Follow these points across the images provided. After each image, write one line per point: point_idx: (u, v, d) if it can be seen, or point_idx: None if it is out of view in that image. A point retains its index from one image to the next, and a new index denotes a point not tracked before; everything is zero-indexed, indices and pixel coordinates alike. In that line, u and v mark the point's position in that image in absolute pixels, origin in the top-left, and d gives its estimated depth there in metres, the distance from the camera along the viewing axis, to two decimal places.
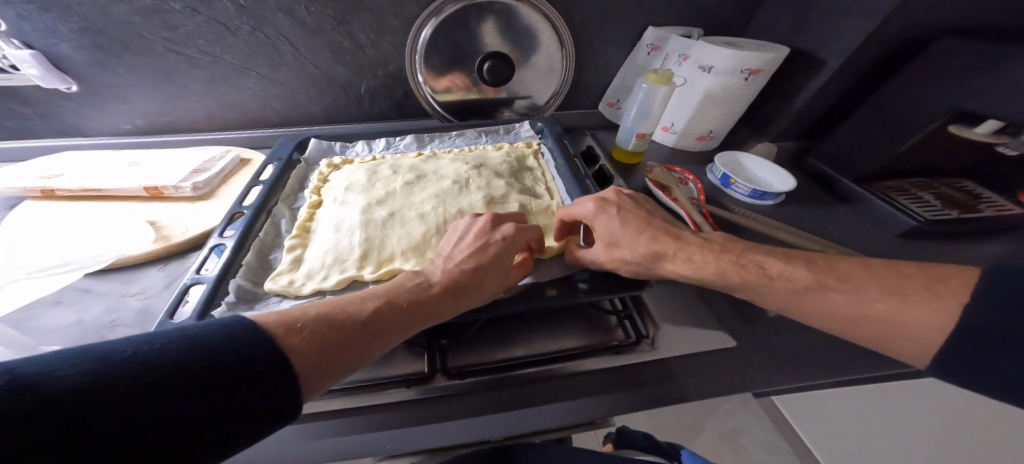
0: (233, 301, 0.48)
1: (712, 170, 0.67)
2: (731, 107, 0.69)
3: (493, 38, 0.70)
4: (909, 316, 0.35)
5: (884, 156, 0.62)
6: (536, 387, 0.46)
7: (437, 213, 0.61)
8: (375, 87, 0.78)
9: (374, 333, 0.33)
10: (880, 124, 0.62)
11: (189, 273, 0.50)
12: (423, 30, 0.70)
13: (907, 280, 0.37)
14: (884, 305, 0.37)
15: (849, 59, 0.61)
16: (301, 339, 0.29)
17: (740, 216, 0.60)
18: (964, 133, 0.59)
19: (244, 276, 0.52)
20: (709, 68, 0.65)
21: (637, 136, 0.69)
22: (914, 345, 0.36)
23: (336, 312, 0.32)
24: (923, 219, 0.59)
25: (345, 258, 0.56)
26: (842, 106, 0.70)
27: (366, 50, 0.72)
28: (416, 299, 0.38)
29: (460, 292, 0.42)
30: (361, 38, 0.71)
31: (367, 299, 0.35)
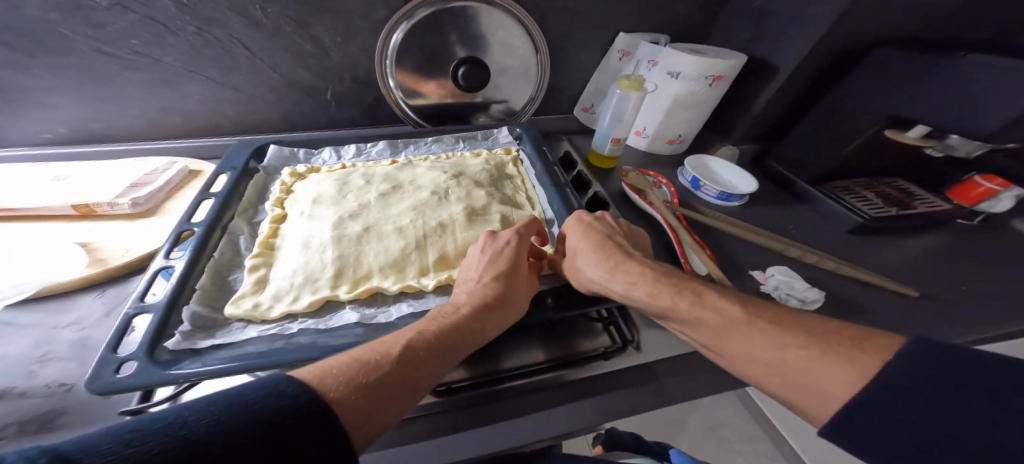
0: (188, 330, 0.44)
1: (682, 173, 0.70)
2: (698, 112, 0.72)
3: (467, 43, 0.69)
4: (830, 361, 0.32)
5: (834, 159, 0.67)
6: (524, 399, 0.45)
7: (415, 226, 0.59)
8: (343, 92, 0.74)
9: (421, 357, 0.35)
10: (829, 128, 0.67)
11: (131, 302, 0.43)
12: (394, 34, 0.67)
13: (851, 336, 0.33)
14: (812, 349, 0.33)
15: (802, 67, 0.65)
16: (352, 382, 0.30)
17: (710, 217, 0.62)
18: (898, 137, 0.63)
19: (199, 301, 0.47)
20: (676, 74, 0.67)
21: (611, 140, 0.70)
22: (820, 391, 0.32)
23: (372, 353, 0.33)
24: (868, 216, 0.63)
25: (318, 277, 0.54)
26: (797, 111, 0.74)
27: (331, 53, 0.68)
28: (452, 326, 0.39)
29: (491, 310, 0.43)
30: (326, 41, 0.67)
31: (403, 334, 0.36)
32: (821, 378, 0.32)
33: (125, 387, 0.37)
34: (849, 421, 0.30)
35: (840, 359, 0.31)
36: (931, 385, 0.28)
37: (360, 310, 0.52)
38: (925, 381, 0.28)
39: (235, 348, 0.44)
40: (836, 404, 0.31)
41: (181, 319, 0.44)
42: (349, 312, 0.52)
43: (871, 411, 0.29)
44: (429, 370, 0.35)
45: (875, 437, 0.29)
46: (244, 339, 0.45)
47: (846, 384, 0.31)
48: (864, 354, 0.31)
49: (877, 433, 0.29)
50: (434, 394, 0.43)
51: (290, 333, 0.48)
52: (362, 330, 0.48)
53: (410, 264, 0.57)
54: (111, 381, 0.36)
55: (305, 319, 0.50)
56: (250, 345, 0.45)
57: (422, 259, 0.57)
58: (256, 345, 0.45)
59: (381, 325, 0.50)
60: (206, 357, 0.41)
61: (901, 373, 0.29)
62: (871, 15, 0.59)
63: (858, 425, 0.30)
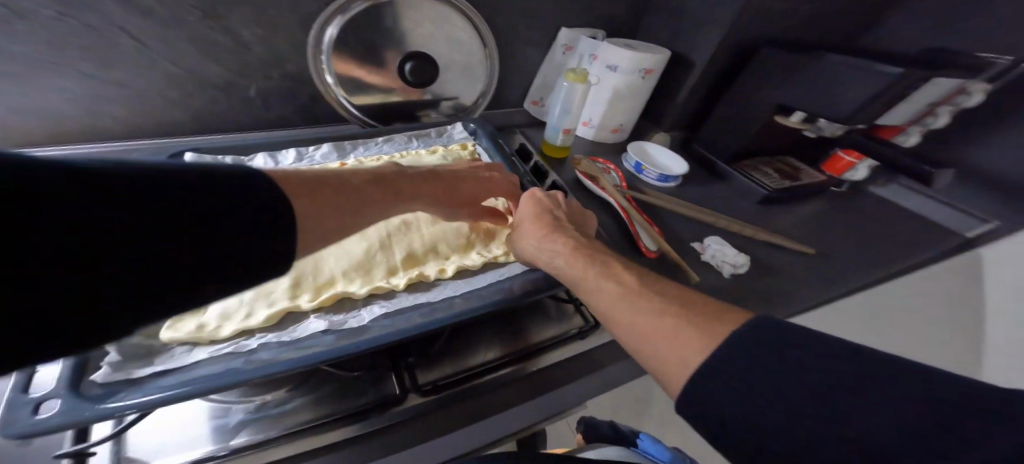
0: (118, 360, 0.38)
1: (627, 159, 0.76)
2: (636, 104, 0.79)
3: (411, 38, 0.68)
4: (767, 360, 0.28)
5: (742, 145, 0.76)
6: (509, 388, 0.47)
7: (376, 227, 0.57)
8: (271, 90, 0.68)
9: (344, 204, 0.37)
10: (734, 115, 0.76)
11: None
12: (328, 27, 0.63)
13: (801, 335, 0.28)
14: (747, 342, 0.29)
15: (711, 60, 0.75)
16: (284, 177, 0.33)
17: (654, 197, 0.68)
18: (783, 121, 0.72)
19: (126, 330, 0.40)
20: (615, 67, 0.74)
21: (563, 132, 0.76)
22: (720, 390, 0.28)
23: (276, 181, 0.32)
24: (770, 189, 0.71)
25: (272, 290, 0.49)
26: (713, 100, 0.85)
27: (251, 47, 0.62)
28: (366, 192, 0.40)
29: (410, 191, 0.45)
30: (243, 33, 0.60)
31: (310, 175, 0.36)
32: (756, 382, 0.27)
33: (50, 429, 0.30)
34: (735, 422, 0.27)
35: (784, 360, 0.27)
36: (865, 383, 0.25)
37: (327, 318, 0.48)
38: (843, 390, 0.25)
39: (183, 374, 0.39)
40: (738, 398, 0.27)
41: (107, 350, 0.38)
42: (315, 321, 0.47)
43: (802, 428, 0.25)
44: (323, 217, 0.34)
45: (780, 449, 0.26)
46: (191, 364, 0.40)
47: (768, 381, 0.27)
48: (809, 352, 0.27)
49: (767, 429, 0.26)
50: (421, 394, 0.43)
51: (249, 350, 0.43)
52: (333, 338, 0.44)
53: (375, 265, 0.54)
54: (33, 423, 0.30)
55: (264, 333, 0.45)
56: (200, 369, 0.40)
57: (389, 259, 0.55)
58: (209, 368, 0.40)
59: (352, 328, 0.46)
60: (151, 385, 0.36)
61: (836, 376, 0.26)
62: (763, 15, 0.70)
63: (772, 431, 0.26)
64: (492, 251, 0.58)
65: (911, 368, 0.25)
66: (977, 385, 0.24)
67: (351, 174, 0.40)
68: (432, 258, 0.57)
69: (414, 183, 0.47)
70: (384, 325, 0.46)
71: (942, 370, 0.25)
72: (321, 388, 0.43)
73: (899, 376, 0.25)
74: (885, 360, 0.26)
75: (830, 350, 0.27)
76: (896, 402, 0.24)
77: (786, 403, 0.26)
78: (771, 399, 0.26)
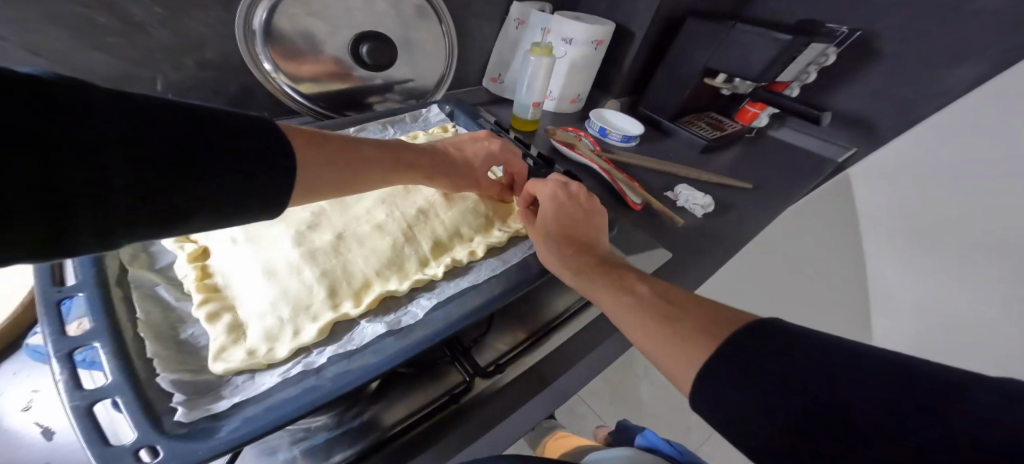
0: (187, 398, 0.36)
1: (589, 124, 0.84)
2: (589, 73, 0.87)
3: (357, 16, 0.62)
4: (775, 354, 0.27)
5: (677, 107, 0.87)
6: (558, 350, 0.53)
7: (395, 220, 0.54)
8: (183, 81, 0.59)
9: (335, 163, 0.38)
10: (667, 79, 0.86)
11: (64, 395, 0.31)
12: (255, 12, 0.56)
13: (827, 345, 0.27)
14: (754, 342, 0.28)
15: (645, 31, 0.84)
16: (313, 140, 0.37)
17: (624, 157, 0.76)
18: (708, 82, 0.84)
19: (169, 369, 0.37)
20: (570, 40, 0.80)
21: (532, 105, 0.80)
22: (723, 378, 0.28)
23: (308, 138, 0.37)
24: (709, 139, 0.84)
25: (308, 303, 0.44)
26: (651, 66, 0.94)
27: (149, 30, 0.52)
28: (366, 157, 0.43)
29: (407, 160, 0.48)
30: (133, 12, 0.50)
31: (331, 141, 0.40)
32: (758, 366, 0.27)
33: None
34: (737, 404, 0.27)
35: (787, 360, 0.27)
36: (870, 386, 0.24)
37: (381, 320, 0.45)
38: (844, 391, 0.24)
39: (266, 399, 0.37)
40: (748, 387, 0.27)
41: (166, 391, 0.35)
42: (369, 326, 0.45)
43: (793, 418, 0.25)
44: (325, 172, 0.37)
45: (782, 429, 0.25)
46: (268, 390, 0.38)
47: (775, 371, 0.27)
48: (820, 352, 0.26)
49: (769, 419, 0.26)
50: (489, 375, 0.47)
51: (319, 366, 0.40)
52: (397, 340, 0.42)
53: (407, 259, 0.52)
54: None
55: (323, 348, 0.42)
56: (280, 394, 0.37)
57: (419, 251, 0.53)
58: (289, 390, 0.38)
59: (413, 327, 0.44)
60: (235, 419, 0.35)
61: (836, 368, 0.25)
62: None
63: (771, 418, 0.26)
64: (510, 226, 0.60)
65: (916, 378, 0.23)
66: (950, 400, 0.22)
67: (348, 138, 0.42)
68: (459, 243, 0.56)
69: (406, 151, 0.49)
70: (441, 316, 0.45)
71: (943, 385, 0.23)
72: (394, 391, 0.45)
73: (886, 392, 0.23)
74: (883, 374, 0.24)
75: (822, 351, 0.26)
76: (886, 413, 0.23)
77: (789, 392, 0.26)
78: (773, 384, 0.26)
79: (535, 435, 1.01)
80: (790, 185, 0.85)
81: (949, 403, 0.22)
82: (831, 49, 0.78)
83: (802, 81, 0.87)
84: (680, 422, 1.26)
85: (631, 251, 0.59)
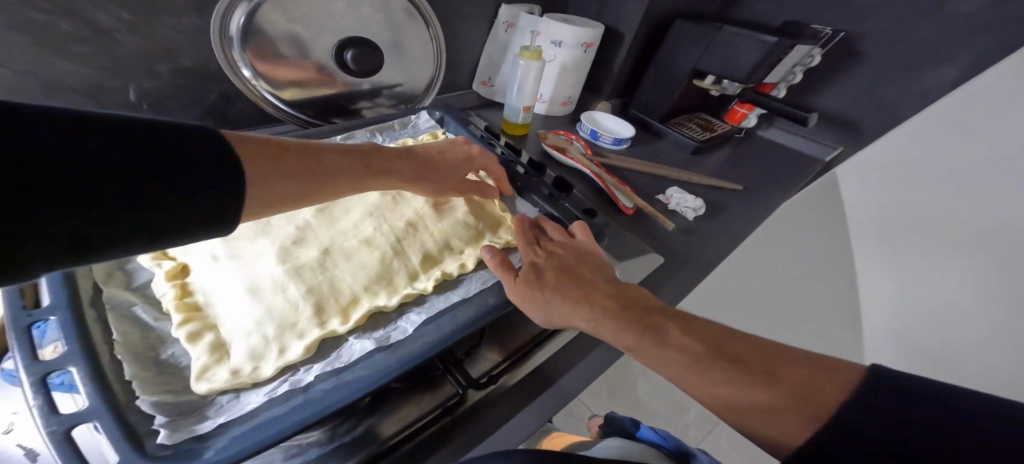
0: (168, 420, 0.35)
1: (581, 127, 0.84)
2: (580, 75, 0.86)
3: (339, 21, 0.61)
4: (798, 380, 0.28)
5: (667, 108, 0.87)
6: (551, 359, 0.52)
7: (383, 234, 0.53)
8: (158, 89, 0.57)
9: (305, 173, 0.37)
10: (657, 80, 0.86)
11: (40, 421, 0.30)
12: (232, 17, 0.55)
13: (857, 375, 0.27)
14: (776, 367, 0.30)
15: (633, 32, 0.83)
16: (273, 146, 0.36)
17: (616, 160, 0.76)
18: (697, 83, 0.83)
19: (148, 390, 0.36)
20: (559, 43, 0.79)
21: (523, 109, 0.79)
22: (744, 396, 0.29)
23: (275, 148, 0.36)
24: (699, 140, 0.84)
25: (294, 320, 0.43)
26: (641, 67, 0.94)
27: (118, 37, 0.50)
28: (332, 164, 0.41)
29: (380, 162, 0.47)
30: (99, 19, 0.48)
31: (296, 146, 0.38)
32: (776, 388, 0.28)
33: None
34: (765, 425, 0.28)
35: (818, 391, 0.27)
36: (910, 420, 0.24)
37: (370, 336, 0.45)
38: (880, 424, 0.24)
39: (252, 419, 0.36)
40: (772, 411, 0.27)
41: (147, 413, 0.35)
42: (358, 342, 0.44)
43: (826, 445, 0.25)
44: (292, 180, 0.36)
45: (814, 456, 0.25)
46: (254, 410, 0.37)
47: (800, 395, 0.27)
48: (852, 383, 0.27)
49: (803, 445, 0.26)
50: (482, 386, 0.46)
51: (307, 384, 0.40)
52: (387, 356, 0.42)
53: (396, 273, 0.51)
54: None
55: (310, 366, 0.41)
56: (267, 413, 0.37)
57: (408, 265, 0.52)
58: (277, 409, 0.37)
59: (404, 342, 0.44)
60: (221, 439, 0.34)
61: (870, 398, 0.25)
62: None
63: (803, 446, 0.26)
64: (502, 237, 0.59)
65: (963, 417, 0.23)
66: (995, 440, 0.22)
67: (316, 145, 0.41)
68: (449, 255, 0.55)
69: (381, 157, 0.48)
70: (430, 330, 0.45)
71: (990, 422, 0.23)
72: (385, 405, 0.44)
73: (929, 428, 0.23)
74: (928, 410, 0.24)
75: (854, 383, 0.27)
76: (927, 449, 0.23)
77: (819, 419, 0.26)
78: (800, 410, 0.27)
79: (532, 438, 1.01)
80: (778, 184, 0.85)
81: (996, 441, 0.22)
82: (815, 50, 0.79)
83: (789, 82, 0.87)
84: (677, 418, 1.27)
85: (624, 256, 0.59)
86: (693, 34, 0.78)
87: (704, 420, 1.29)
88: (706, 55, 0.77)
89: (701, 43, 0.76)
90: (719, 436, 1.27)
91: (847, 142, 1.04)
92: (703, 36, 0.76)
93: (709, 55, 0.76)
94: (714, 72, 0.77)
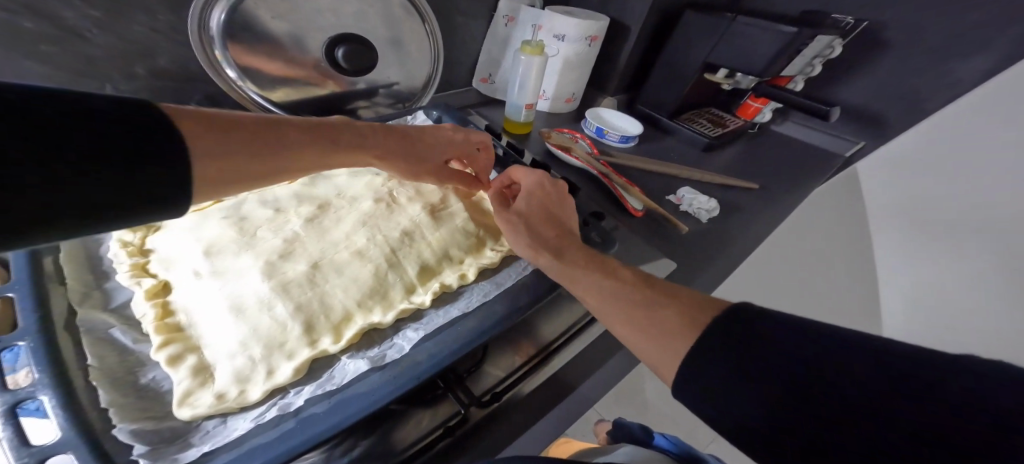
0: (149, 450, 0.33)
1: (586, 125, 0.80)
2: (583, 71, 0.82)
3: (328, 17, 0.58)
4: (772, 343, 0.25)
5: (676, 103, 0.83)
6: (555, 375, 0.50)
7: (377, 245, 0.50)
8: (135, 91, 0.54)
9: (261, 144, 0.34)
10: (665, 74, 0.82)
11: (11, 454, 0.28)
12: (213, 14, 0.52)
13: (828, 334, 0.24)
14: (747, 330, 0.26)
15: (639, 24, 0.79)
16: (226, 118, 0.32)
17: (623, 160, 0.72)
18: (710, 78, 0.79)
19: (127, 418, 0.34)
20: (562, 37, 0.76)
21: (525, 107, 0.76)
22: (715, 364, 0.26)
23: (225, 120, 0.32)
24: (711, 137, 0.80)
25: (282, 340, 0.40)
26: (649, 61, 0.90)
27: (88, 36, 0.47)
28: (292, 137, 0.37)
29: (349, 137, 0.43)
30: (66, 16, 0.45)
31: (252, 120, 0.35)
32: (753, 356, 0.25)
33: None
34: (736, 401, 0.25)
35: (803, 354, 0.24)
36: (878, 378, 0.21)
37: (364, 355, 0.42)
38: (842, 384, 0.22)
39: (239, 447, 0.33)
40: (745, 391, 0.25)
41: (126, 444, 0.32)
42: (351, 362, 0.41)
43: (794, 398, 0.23)
44: (246, 154, 0.33)
45: (775, 427, 0.24)
46: (242, 436, 0.34)
47: (772, 364, 0.24)
48: (821, 343, 0.24)
49: (774, 418, 0.24)
50: (485, 405, 0.43)
51: (297, 408, 0.37)
52: (382, 376, 0.39)
53: (390, 286, 0.48)
54: None
55: (300, 388, 0.38)
56: (254, 439, 0.34)
57: (404, 277, 0.49)
58: (265, 434, 0.34)
59: (398, 362, 0.41)
60: None
61: (842, 364, 0.23)
62: None
63: (778, 422, 0.23)
64: (504, 244, 0.56)
65: (936, 372, 0.20)
66: (970, 398, 0.19)
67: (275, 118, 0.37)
68: (449, 266, 0.52)
69: (352, 133, 0.44)
70: (428, 348, 0.42)
71: (966, 376, 0.20)
72: (384, 429, 0.41)
73: (900, 389, 0.21)
74: (895, 367, 0.21)
75: (825, 342, 0.24)
76: (904, 416, 0.20)
77: (789, 392, 0.23)
78: (771, 377, 0.24)
79: None
80: (794, 182, 0.81)
81: (967, 392, 0.19)
82: (837, 40, 0.75)
83: (807, 74, 0.83)
84: (684, 420, 1.24)
85: (633, 264, 0.56)
86: (702, 27, 0.73)
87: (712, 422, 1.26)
88: (718, 48, 0.73)
89: (713, 35, 0.72)
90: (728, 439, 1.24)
91: (870, 137, 0.99)
92: (713, 27, 0.72)
93: (721, 47, 0.72)
94: (727, 65, 0.73)
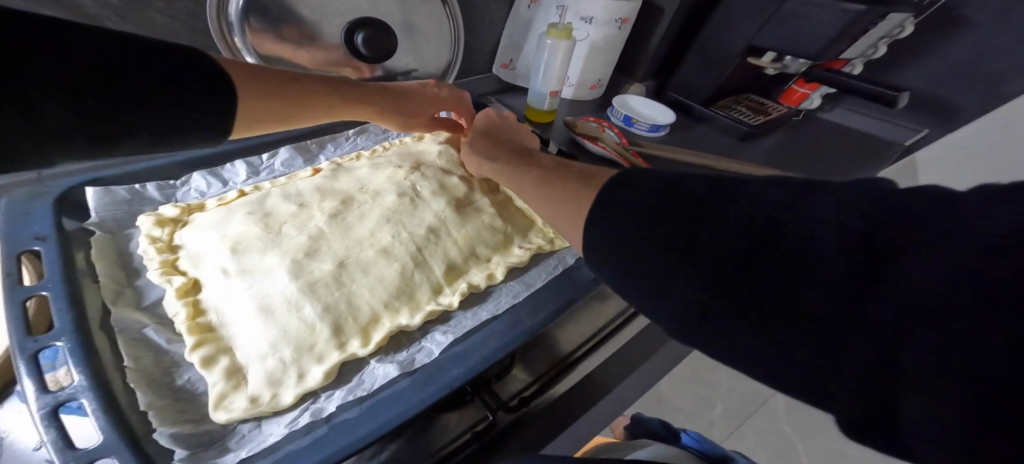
0: (189, 453, 0.32)
1: (613, 113, 0.76)
2: (610, 55, 0.78)
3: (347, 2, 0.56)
4: (712, 229, 0.21)
5: (711, 89, 0.78)
6: (587, 377, 0.48)
7: (403, 243, 0.48)
8: None
9: (278, 94, 0.37)
10: (700, 58, 0.77)
11: (56, 456, 0.28)
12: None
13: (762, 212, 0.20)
14: (688, 222, 0.21)
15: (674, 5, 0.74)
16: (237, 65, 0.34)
17: (653, 149, 0.69)
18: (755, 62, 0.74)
19: (166, 421, 0.34)
20: (589, 19, 0.72)
21: (549, 95, 0.73)
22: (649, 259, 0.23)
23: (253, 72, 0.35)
24: (751, 124, 0.75)
25: (311, 343, 0.39)
26: (682, 44, 0.85)
27: (106, 23, 0.46)
28: (308, 89, 0.40)
29: (354, 92, 0.45)
30: (85, 4, 0.44)
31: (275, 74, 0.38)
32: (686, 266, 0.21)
33: None
34: (674, 305, 0.21)
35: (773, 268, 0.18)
36: (853, 284, 0.16)
37: (392, 359, 0.41)
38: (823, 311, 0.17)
39: (274, 453, 0.33)
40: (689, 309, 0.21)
41: (167, 448, 0.32)
42: (379, 366, 0.40)
43: (766, 333, 0.18)
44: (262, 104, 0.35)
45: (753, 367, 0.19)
46: (277, 443, 0.34)
47: (710, 260, 0.20)
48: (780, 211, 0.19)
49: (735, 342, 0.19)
50: (512, 410, 0.43)
51: (329, 414, 0.36)
52: (413, 383, 0.38)
53: (416, 287, 0.46)
54: None
55: (332, 392, 0.38)
56: (290, 445, 0.33)
57: (430, 277, 0.47)
58: (299, 440, 0.34)
59: (428, 367, 0.39)
60: None
61: (801, 243, 0.18)
62: None
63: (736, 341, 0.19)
64: (532, 242, 0.54)
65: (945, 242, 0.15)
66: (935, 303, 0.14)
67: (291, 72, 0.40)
68: (475, 265, 0.50)
69: (359, 91, 0.46)
70: (457, 353, 0.41)
71: (986, 244, 0.13)
72: (414, 432, 0.40)
73: (866, 288, 0.16)
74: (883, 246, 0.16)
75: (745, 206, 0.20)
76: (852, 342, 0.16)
77: (749, 311, 0.19)
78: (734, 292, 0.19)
79: None
80: (840, 174, 0.76)
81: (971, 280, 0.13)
82: (907, 19, 0.68)
83: (867, 56, 0.78)
84: (702, 416, 1.21)
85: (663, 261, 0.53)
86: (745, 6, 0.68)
87: (729, 419, 1.23)
88: (763, 30, 0.67)
89: (757, 15, 0.67)
90: (745, 435, 1.21)
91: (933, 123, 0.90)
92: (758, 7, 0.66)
93: (768, 29, 0.67)
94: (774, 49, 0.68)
